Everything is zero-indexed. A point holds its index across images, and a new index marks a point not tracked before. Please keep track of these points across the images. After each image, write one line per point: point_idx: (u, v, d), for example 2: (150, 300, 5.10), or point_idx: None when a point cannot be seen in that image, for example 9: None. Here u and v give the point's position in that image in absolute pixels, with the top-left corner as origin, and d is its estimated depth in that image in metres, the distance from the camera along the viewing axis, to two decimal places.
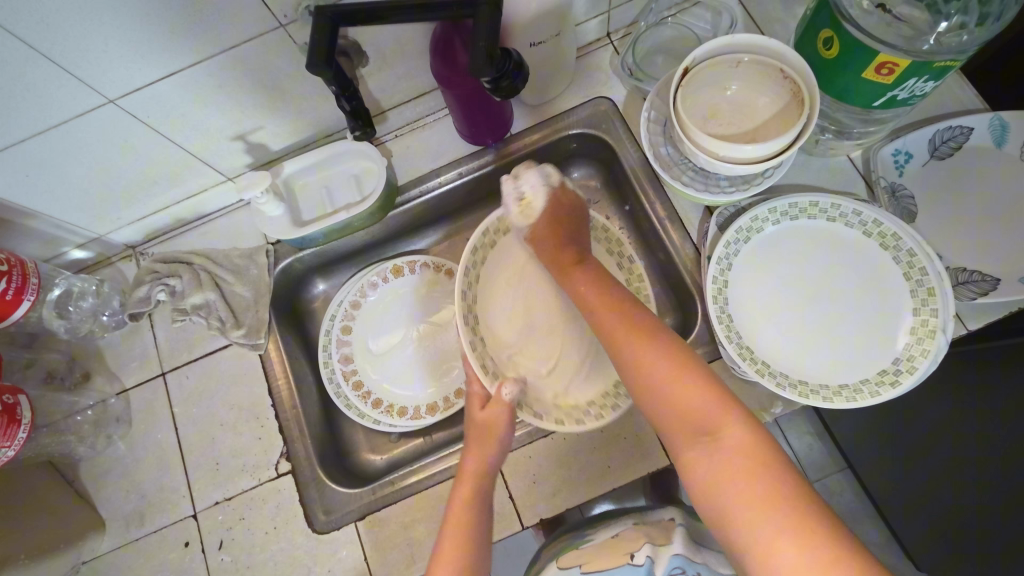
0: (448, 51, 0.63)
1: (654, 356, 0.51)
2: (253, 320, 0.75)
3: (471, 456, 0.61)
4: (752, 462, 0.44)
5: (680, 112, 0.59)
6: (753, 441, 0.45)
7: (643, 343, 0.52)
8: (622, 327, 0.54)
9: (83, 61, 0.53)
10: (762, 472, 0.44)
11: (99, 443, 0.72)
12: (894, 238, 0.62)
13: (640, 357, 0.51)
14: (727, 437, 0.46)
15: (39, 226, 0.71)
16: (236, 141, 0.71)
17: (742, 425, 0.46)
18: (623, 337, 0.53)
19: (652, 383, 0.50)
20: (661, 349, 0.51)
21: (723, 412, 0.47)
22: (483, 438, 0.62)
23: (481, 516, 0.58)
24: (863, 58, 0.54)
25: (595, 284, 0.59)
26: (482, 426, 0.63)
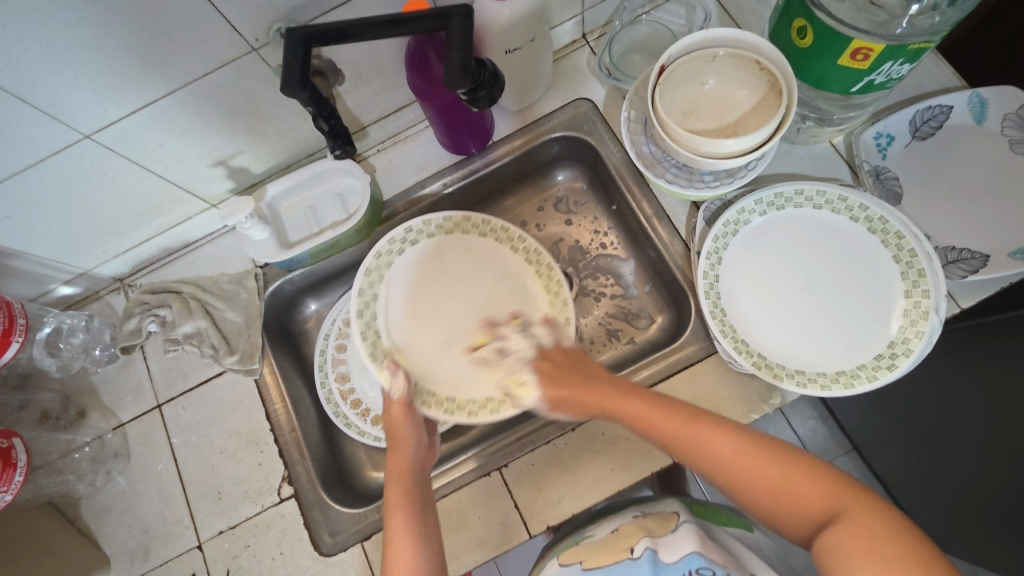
0: (423, 64, 0.62)
1: (742, 450, 0.50)
2: (246, 345, 0.75)
3: (395, 459, 0.62)
4: (877, 533, 0.41)
5: (659, 110, 0.58)
6: (876, 513, 0.43)
7: (728, 440, 0.51)
8: (699, 425, 0.53)
9: (55, 99, 0.53)
10: (897, 542, 0.40)
11: (98, 480, 0.72)
12: (881, 222, 0.62)
13: (729, 453, 0.50)
14: (847, 516, 0.43)
15: (24, 265, 0.70)
16: (217, 167, 0.71)
17: (860, 499, 0.44)
18: (701, 435, 0.52)
19: (752, 479, 0.48)
20: (749, 442, 0.50)
21: (834, 495, 0.45)
22: (394, 441, 0.64)
23: (415, 520, 0.56)
24: (838, 44, 0.54)
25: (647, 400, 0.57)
26: (391, 429, 0.65)
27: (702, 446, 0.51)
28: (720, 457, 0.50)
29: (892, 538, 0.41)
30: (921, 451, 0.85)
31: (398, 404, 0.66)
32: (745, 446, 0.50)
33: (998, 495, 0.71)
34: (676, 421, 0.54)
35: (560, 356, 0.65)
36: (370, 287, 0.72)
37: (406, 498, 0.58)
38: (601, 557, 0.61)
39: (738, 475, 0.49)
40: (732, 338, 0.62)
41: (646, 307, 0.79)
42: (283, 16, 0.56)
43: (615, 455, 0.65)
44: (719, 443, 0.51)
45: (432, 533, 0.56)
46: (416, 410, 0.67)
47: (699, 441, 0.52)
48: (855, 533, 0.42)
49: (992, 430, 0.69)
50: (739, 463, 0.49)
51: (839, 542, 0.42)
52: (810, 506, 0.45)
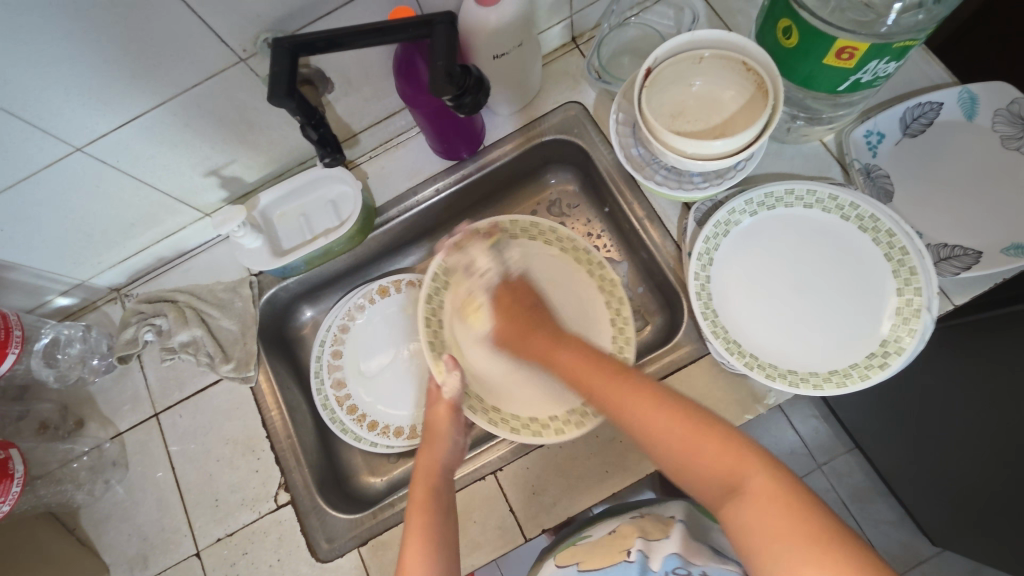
0: (410, 70, 0.63)
1: (660, 413, 0.51)
2: (242, 353, 0.75)
3: (426, 460, 0.62)
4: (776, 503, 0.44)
5: (645, 112, 0.58)
6: (776, 482, 0.45)
7: (649, 405, 0.52)
8: (626, 390, 0.54)
9: (45, 113, 0.53)
10: (798, 511, 0.43)
11: (97, 489, 0.72)
12: (871, 220, 0.62)
13: (650, 418, 0.51)
14: (754, 482, 0.45)
15: (20, 277, 0.71)
16: (209, 176, 0.71)
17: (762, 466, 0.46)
18: (628, 403, 0.53)
19: (666, 442, 0.50)
20: (668, 408, 0.51)
21: (743, 460, 0.47)
22: (432, 439, 0.63)
23: (435, 525, 0.57)
24: (824, 44, 0.54)
25: (584, 360, 0.59)
26: (430, 427, 0.64)
27: (625, 411, 0.53)
28: (642, 420, 0.52)
29: (789, 506, 0.43)
30: (922, 449, 0.84)
31: (446, 404, 0.64)
32: (663, 410, 0.51)
33: (999, 492, 0.71)
34: (612, 387, 0.55)
35: (517, 288, 0.68)
36: (436, 292, 0.68)
37: (426, 503, 0.58)
38: (598, 558, 0.61)
39: (654, 440, 0.51)
40: (724, 339, 0.62)
41: (640, 309, 0.79)
42: (269, 26, 0.56)
43: (610, 459, 0.65)
44: (643, 408, 0.52)
45: (450, 541, 0.56)
46: (462, 412, 0.64)
47: (625, 406, 0.53)
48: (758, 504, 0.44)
49: (992, 427, 0.68)
50: (657, 429, 0.51)
51: (743, 513, 0.45)
52: (719, 471, 0.47)
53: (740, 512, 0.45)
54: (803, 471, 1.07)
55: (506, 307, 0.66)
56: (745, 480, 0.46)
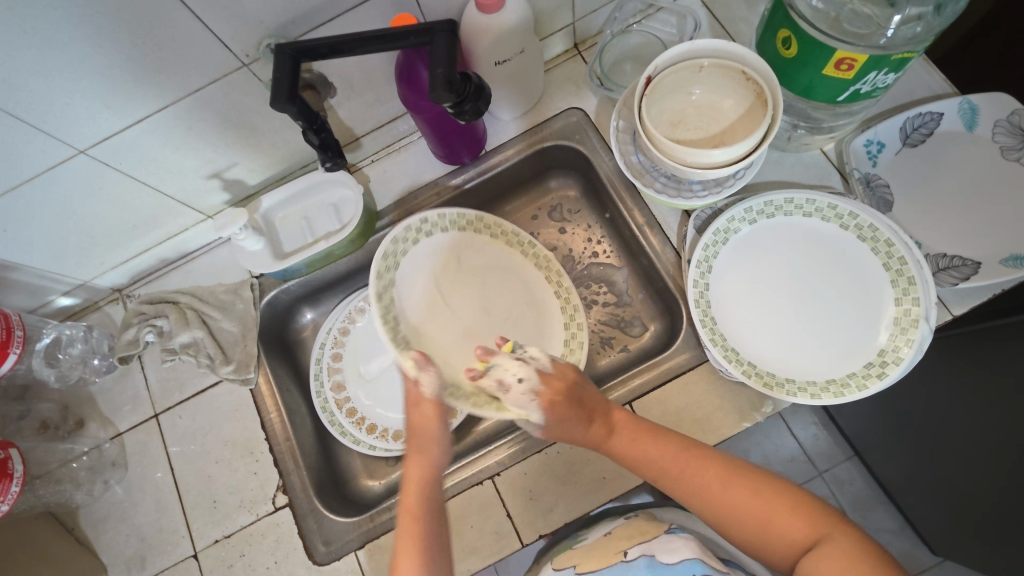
0: (411, 76, 0.63)
1: (727, 480, 0.55)
2: (242, 355, 0.75)
3: (416, 471, 0.59)
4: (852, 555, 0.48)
5: (645, 120, 0.59)
6: (851, 538, 0.49)
7: (718, 475, 0.55)
8: (688, 461, 0.56)
9: (49, 116, 0.54)
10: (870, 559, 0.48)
11: (96, 489, 0.73)
12: (871, 229, 0.62)
13: (719, 487, 0.55)
14: (828, 539, 0.50)
15: (22, 278, 0.71)
16: (211, 179, 0.72)
17: (833, 523, 0.51)
18: (694, 476, 0.56)
19: (741, 511, 0.53)
20: (736, 477, 0.55)
21: (817, 522, 0.51)
22: (421, 441, 0.60)
23: (428, 535, 0.55)
24: (823, 54, 0.54)
25: (644, 436, 0.58)
26: (416, 428, 0.60)
27: (692, 481, 0.56)
28: (710, 489, 0.55)
29: (863, 557, 0.48)
30: (921, 458, 0.84)
31: (430, 401, 0.58)
32: (729, 477, 0.55)
33: (999, 503, 0.70)
34: (675, 461, 0.57)
35: (561, 376, 0.57)
36: (387, 269, 0.69)
37: (422, 515, 0.56)
38: (594, 559, 0.61)
39: (724, 508, 0.54)
40: (722, 347, 0.62)
41: (640, 314, 0.79)
42: (272, 32, 0.57)
43: (608, 465, 0.65)
44: (711, 477, 0.55)
45: (443, 548, 0.56)
46: (446, 404, 0.59)
47: (690, 476, 0.56)
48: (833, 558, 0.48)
49: (992, 438, 0.68)
50: (729, 496, 0.54)
51: (822, 565, 0.48)
52: (795, 534, 0.52)
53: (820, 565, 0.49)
54: (802, 478, 1.07)
55: (563, 404, 0.56)
56: (820, 537, 0.50)
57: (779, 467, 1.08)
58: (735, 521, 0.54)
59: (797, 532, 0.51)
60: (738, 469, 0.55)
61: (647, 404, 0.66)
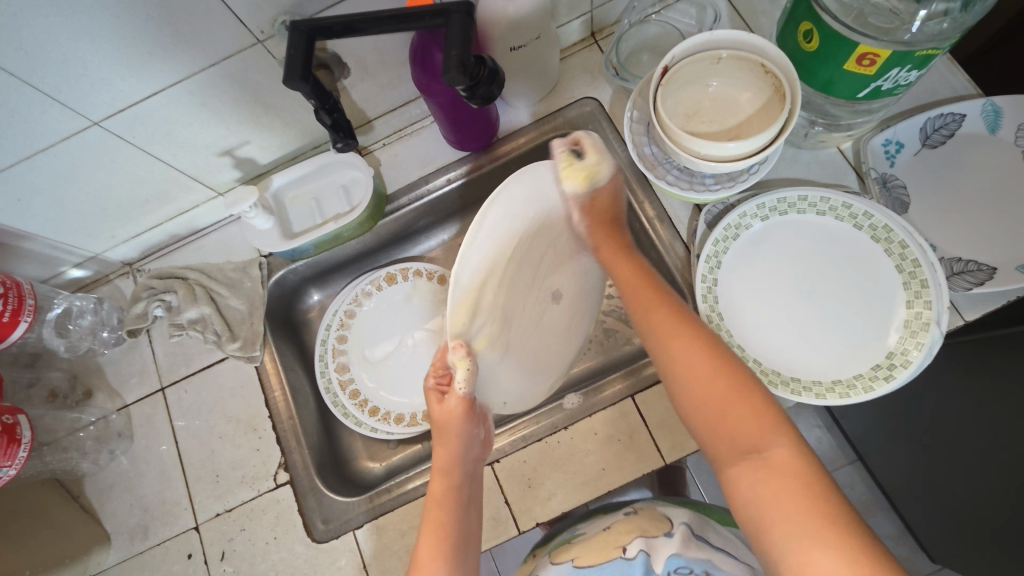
0: (426, 57, 0.62)
1: (708, 363, 0.49)
2: (248, 333, 0.76)
3: (442, 457, 0.58)
4: (800, 485, 0.42)
5: (659, 111, 0.58)
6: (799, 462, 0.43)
7: (685, 339, 0.52)
8: (676, 333, 0.52)
9: (65, 86, 0.54)
10: (807, 485, 0.42)
11: (102, 458, 0.74)
12: (885, 230, 0.61)
13: (670, 338, 0.52)
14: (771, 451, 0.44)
15: (35, 247, 0.72)
16: (223, 156, 0.72)
17: (788, 440, 0.45)
18: (677, 349, 0.51)
19: (683, 376, 0.50)
20: (697, 341, 0.51)
21: (769, 428, 0.45)
22: (444, 434, 0.59)
23: (456, 516, 0.54)
24: (844, 49, 0.53)
25: (634, 273, 0.60)
26: (439, 424, 0.60)
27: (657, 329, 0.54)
28: (688, 366, 0.50)
29: (804, 483, 0.42)
30: (925, 464, 0.83)
31: (459, 398, 0.59)
32: (705, 356, 0.50)
33: (1006, 512, 0.69)
34: (661, 320, 0.54)
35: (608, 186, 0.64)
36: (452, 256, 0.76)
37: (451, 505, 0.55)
38: (593, 554, 0.61)
39: (692, 397, 0.49)
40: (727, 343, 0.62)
41: None
42: (288, 9, 0.56)
43: (608, 457, 0.65)
44: (694, 364, 0.50)
45: (467, 539, 0.54)
46: (475, 407, 0.60)
47: (659, 326, 0.54)
48: (777, 481, 0.43)
49: (997, 444, 0.67)
50: (676, 357, 0.51)
51: (759, 481, 0.43)
52: (740, 436, 0.46)
53: (751, 484, 0.44)
54: None
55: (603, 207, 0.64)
56: (764, 448, 0.44)
57: None
58: (694, 404, 0.49)
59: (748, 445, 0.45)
60: (711, 345, 0.51)
61: (650, 398, 0.66)
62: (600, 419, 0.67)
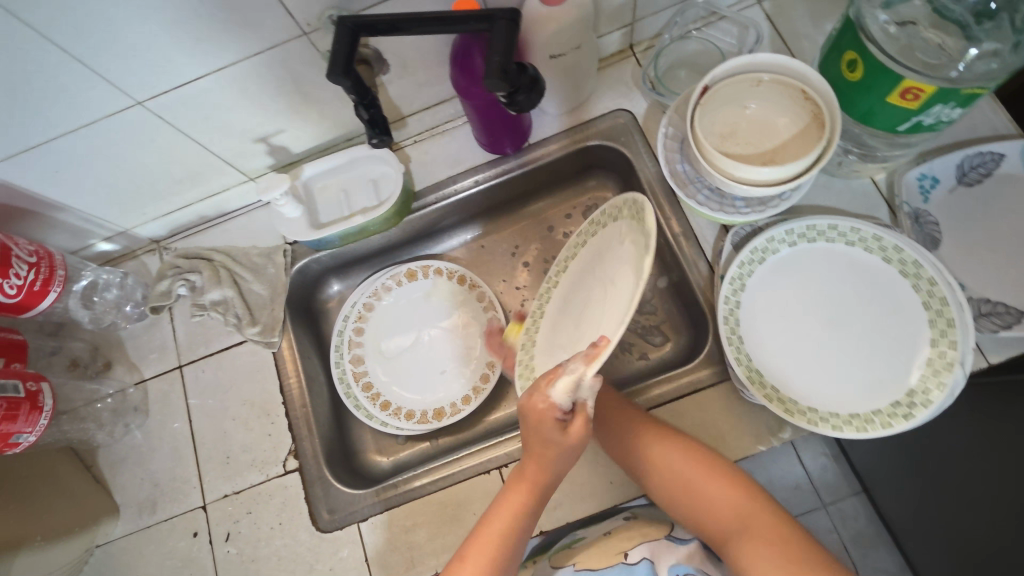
0: (466, 60, 0.63)
1: (681, 454, 0.59)
2: (268, 319, 0.77)
3: (530, 467, 0.57)
4: (781, 541, 0.54)
5: (697, 130, 0.58)
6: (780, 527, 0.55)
7: (654, 435, 0.60)
8: (646, 428, 0.61)
9: (113, 65, 0.55)
10: (792, 543, 0.54)
11: (117, 431, 0.75)
12: (914, 265, 0.60)
13: (643, 440, 0.60)
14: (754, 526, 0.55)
15: (68, 218, 0.73)
16: (259, 143, 0.73)
17: (762, 504, 0.56)
18: (648, 442, 0.60)
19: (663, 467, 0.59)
20: (668, 437, 0.60)
21: (753, 505, 0.56)
22: (542, 452, 0.55)
23: (509, 528, 0.56)
24: (888, 82, 0.53)
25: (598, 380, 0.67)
26: (542, 442, 0.54)
27: (621, 435, 0.62)
28: (660, 456, 0.59)
29: (788, 543, 0.54)
30: (929, 502, 0.82)
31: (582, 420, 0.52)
32: (681, 447, 0.59)
33: (1005, 557, 0.68)
34: (627, 424, 0.62)
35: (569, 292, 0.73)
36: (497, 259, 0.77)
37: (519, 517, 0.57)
38: (594, 558, 0.62)
39: (666, 477, 0.59)
40: (746, 367, 0.61)
41: (662, 325, 0.79)
42: (335, 4, 0.57)
43: (617, 470, 0.65)
44: (669, 451, 0.59)
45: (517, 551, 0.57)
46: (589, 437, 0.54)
47: (628, 432, 0.61)
48: (767, 546, 0.54)
49: (1001, 487, 0.67)
50: (654, 451, 0.60)
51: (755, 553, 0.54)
52: (728, 513, 0.57)
53: (746, 555, 0.54)
54: (804, 507, 1.05)
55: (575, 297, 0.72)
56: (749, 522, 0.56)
57: (782, 493, 1.05)
58: (677, 493, 0.59)
59: (732, 517, 0.56)
60: (682, 438, 0.60)
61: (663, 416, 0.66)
62: None
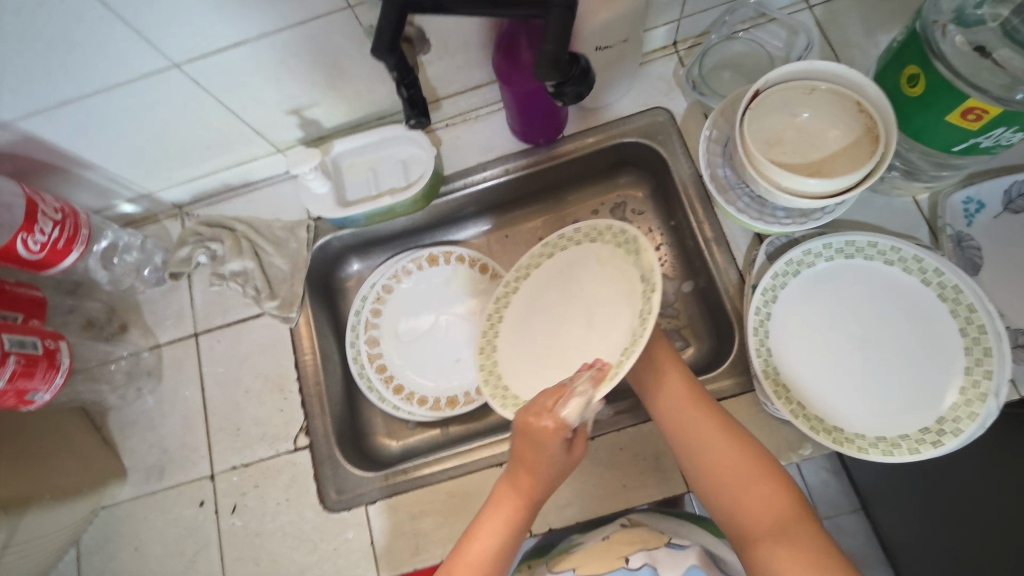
0: (511, 47, 0.62)
1: (725, 439, 0.56)
2: (287, 293, 0.76)
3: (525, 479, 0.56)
4: (809, 548, 0.48)
5: (745, 135, 0.56)
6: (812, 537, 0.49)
7: (705, 417, 0.57)
8: (698, 410, 0.58)
9: (153, 26, 0.53)
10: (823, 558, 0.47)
11: (129, 394, 0.75)
12: (954, 290, 0.59)
13: (691, 421, 0.57)
14: (788, 526, 0.50)
15: (93, 177, 0.72)
16: (291, 115, 0.72)
17: (797, 509, 0.51)
18: (697, 421, 0.57)
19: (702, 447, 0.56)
20: (717, 420, 0.57)
21: (784, 505, 0.51)
22: (533, 464, 0.55)
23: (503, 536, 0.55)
24: (951, 100, 0.51)
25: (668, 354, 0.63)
26: (535, 456, 0.55)
27: (674, 410, 0.59)
28: (704, 435, 0.56)
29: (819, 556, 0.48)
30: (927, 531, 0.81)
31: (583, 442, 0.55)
32: (724, 433, 0.56)
33: None
34: (683, 401, 0.59)
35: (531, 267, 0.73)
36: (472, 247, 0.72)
37: (521, 509, 0.57)
38: (593, 564, 0.60)
39: (704, 459, 0.56)
40: (772, 381, 0.61)
41: (683, 329, 0.77)
42: None
43: (630, 474, 0.65)
44: (712, 433, 0.56)
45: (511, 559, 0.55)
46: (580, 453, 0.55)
47: (681, 411, 0.58)
48: (794, 551, 0.48)
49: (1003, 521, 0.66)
50: (698, 431, 0.57)
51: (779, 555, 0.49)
52: (759, 507, 0.52)
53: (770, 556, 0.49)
54: None
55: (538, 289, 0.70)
56: (781, 522, 0.50)
57: None
58: (711, 478, 0.55)
59: (758, 508, 0.52)
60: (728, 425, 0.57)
61: None
62: (629, 435, 0.66)
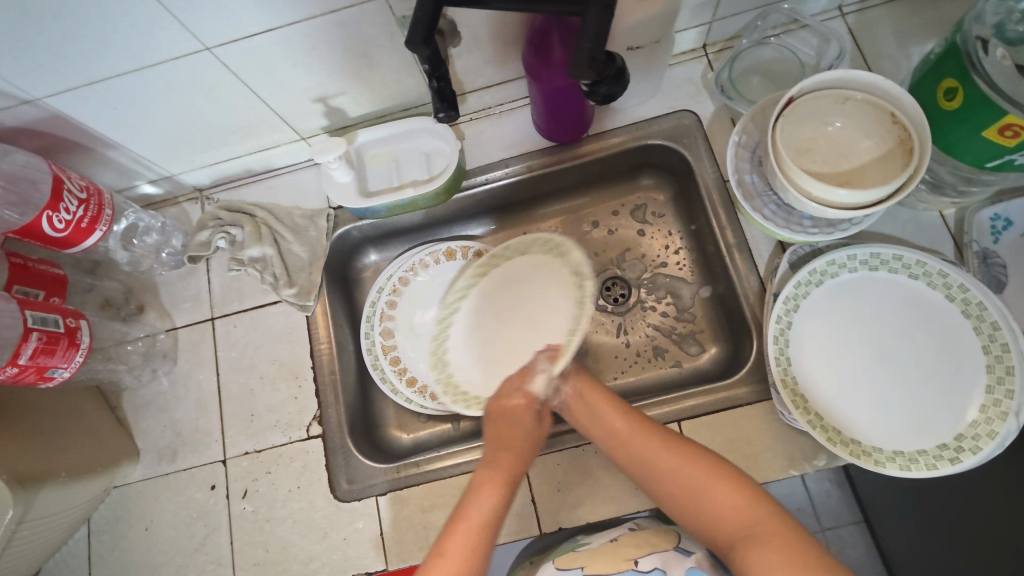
0: (544, 43, 0.62)
1: (680, 459, 0.55)
2: (305, 282, 0.76)
3: (507, 457, 0.57)
4: (785, 545, 0.48)
5: (777, 141, 0.56)
6: (788, 534, 0.48)
7: (658, 443, 0.57)
8: (650, 436, 0.58)
9: (189, 9, 0.53)
10: (801, 553, 0.47)
11: (144, 375, 0.75)
12: (978, 307, 0.58)
13: (646, 450, 0.57)
14: (762, 531, 0.49)
15: (118, 157, 0.72)
16: (317, 103, 0.71)
17: (769, 510, 0.51)
18: (650, 451, 0.57)
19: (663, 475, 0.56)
20: (671, 445, 0.57)
21: (755, 508, 0.51)
22: (509, 441, 0.58)
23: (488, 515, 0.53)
24: (988, 115, 0.51)
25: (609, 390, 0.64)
26: (509, 433, 0.58)
27: (626, 443, 0.58)
28: (659, 460, 0.56)
29: (798, 551, 0.47)
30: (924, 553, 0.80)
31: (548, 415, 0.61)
32: (679, 453, 0.56)
33: None
34: (634, 432, 0.58)
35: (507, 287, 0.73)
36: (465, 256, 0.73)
37: (501, 503, 0.54)
38: (602, 563, 0.58)
39: (670, 483, 0.55)
40: (790, 391, 0.60)
41: (699, 334, 0.77)
42: None
43: None
44: (668, 456, 0.56)
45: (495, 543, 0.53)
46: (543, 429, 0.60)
47: (634, 444, 0.58)
48: (774, 552, 0.47)
49: None
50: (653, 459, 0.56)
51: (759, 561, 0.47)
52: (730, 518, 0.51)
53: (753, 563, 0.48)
54: None
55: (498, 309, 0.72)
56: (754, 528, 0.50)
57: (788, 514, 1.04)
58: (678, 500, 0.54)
59: (727, 521, 0.51)
60: (682, 445, 0.57)
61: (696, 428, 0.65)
62: None
